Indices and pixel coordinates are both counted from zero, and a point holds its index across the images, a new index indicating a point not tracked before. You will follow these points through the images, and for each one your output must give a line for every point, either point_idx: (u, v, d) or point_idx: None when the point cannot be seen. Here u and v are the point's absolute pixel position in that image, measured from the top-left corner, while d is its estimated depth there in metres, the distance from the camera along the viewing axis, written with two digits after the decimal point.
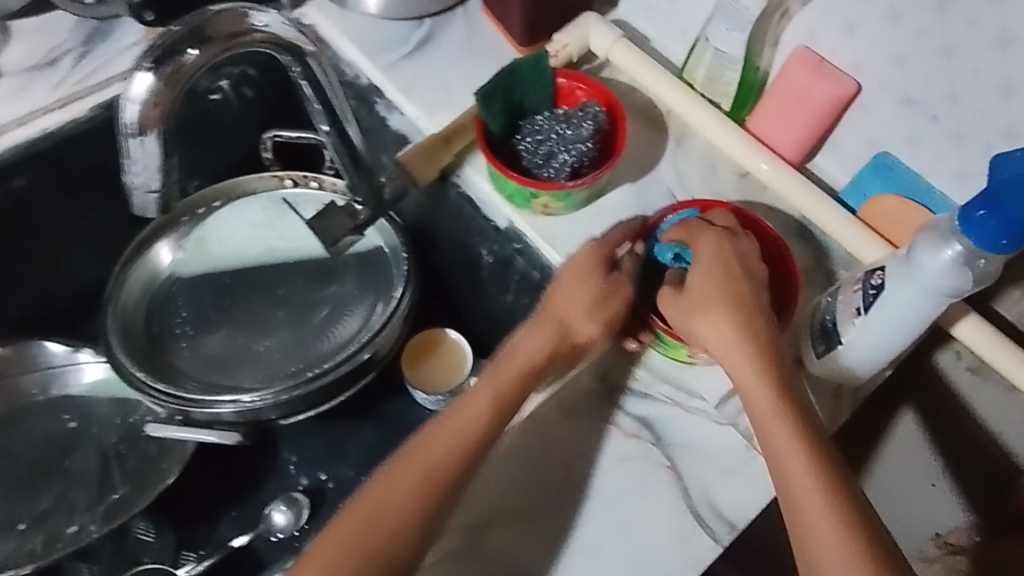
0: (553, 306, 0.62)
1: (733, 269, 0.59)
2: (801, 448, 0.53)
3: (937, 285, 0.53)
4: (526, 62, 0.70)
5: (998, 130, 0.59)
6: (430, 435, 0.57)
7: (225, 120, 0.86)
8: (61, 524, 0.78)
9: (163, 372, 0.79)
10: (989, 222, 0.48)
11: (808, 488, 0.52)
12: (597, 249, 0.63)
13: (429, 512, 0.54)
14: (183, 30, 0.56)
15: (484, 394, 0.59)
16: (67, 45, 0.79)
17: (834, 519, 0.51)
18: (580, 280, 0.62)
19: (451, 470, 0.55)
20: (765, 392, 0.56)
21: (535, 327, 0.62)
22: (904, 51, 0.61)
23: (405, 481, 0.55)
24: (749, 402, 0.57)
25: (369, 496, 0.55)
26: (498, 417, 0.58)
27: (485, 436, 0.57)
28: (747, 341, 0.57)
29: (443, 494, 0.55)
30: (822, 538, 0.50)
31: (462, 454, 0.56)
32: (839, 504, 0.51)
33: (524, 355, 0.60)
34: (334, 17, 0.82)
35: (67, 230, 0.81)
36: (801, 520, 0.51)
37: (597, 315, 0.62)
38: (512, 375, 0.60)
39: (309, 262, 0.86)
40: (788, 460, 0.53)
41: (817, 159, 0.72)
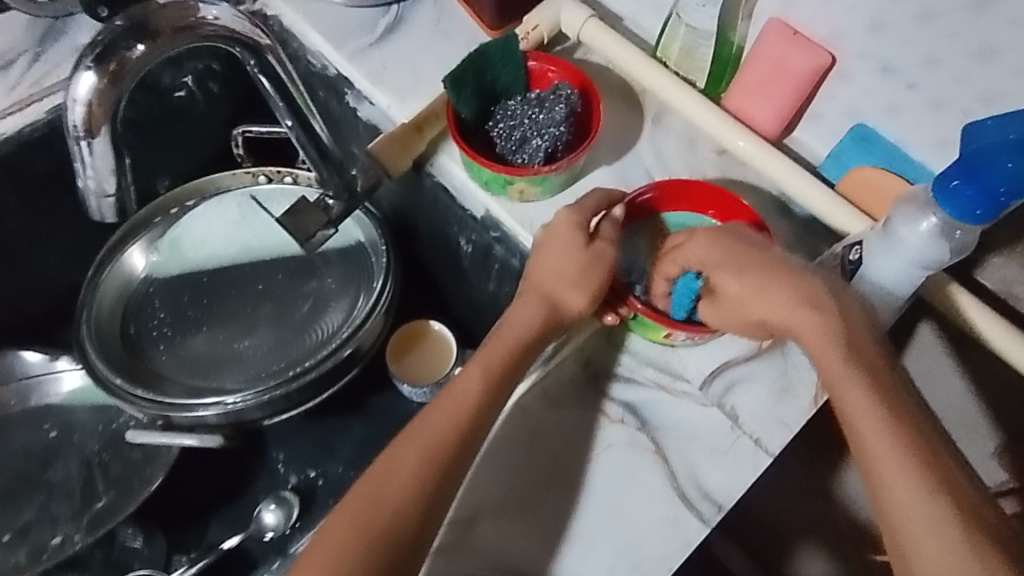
0: (540, 279, 0.61)
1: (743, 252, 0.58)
2: (881, 414, 0.50)
3: (916, 258, 0.52)
4: (496, 45, 0.68)
5: (976, 96, 0.58)
6: (425, 415, 0.56)
7: (191, 116, 0.84)
8: (45, 536, 0.76)
9: (143, 378, 0.77)
10: (965, 191, 0.47)
11: (889, 458, 0.48)
12: (574, 216, 0.62)
13: (431, 493, 0.53)
14: (124, 24, 0.54)
15: (473, 372, 0.58)
16: (21, 46, 0.77)
17: (919, 488, 0.47)
18: (561, 248, 0.61)
19: (451, 448, 0.54)
20: (838, 357, 0.52)
21: (523, 301, 0.61)
22: (879, 19, 0.60)
23: (404, 462, 0.53)
24: (822, 369, 0.53)
25: (371, 480, 0.53)
26: (490, 395, 0.57)
27: (480, 410, 0.56)
28: (803, 300, 0.54)
29: (443, 472, 0.53)
30: (900, 503, 0.48)
31: (457, 430, 0.55)
32: (921, 467, 0.48)
33: (516, 329, 0.60)
34: (299, 5, 0.80)
35: (35, 236, 0.80)
36: (885, 491, 0.48)
37: (582, 287, 0.60)
38: (502, 353, 0.59)
39: (288, 259, 0.85)
40: (867, 429, 0.50)
41: (795, 133, 0.72)
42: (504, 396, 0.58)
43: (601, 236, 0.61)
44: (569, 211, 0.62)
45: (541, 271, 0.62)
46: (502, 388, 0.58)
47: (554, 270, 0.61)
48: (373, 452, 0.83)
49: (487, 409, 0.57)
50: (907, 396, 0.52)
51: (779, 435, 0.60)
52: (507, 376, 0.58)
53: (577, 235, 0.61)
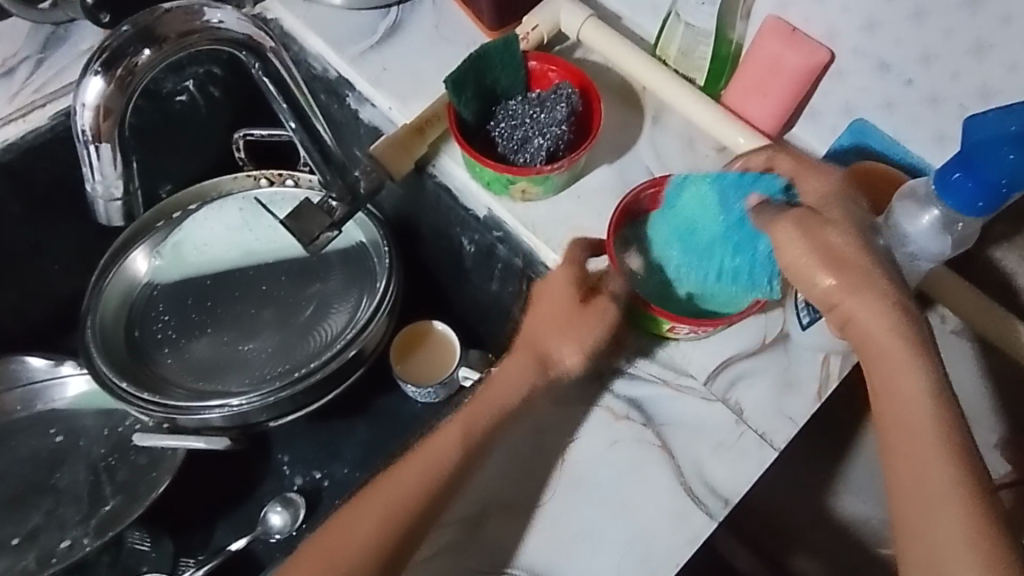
0: (532, 338, 0.65)
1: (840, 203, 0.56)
2: (930, 418, 0.49)
3: (917, 250, 0.53)
4: (496, 46, 0.69)
5: (973, 90, 0.58)
6: (403, 464, 0.59)
7: (192, 121, 0.85)
8: (53, 540, 0.77)
9: (148, 381, 0.77)
10: (965, 184, 0.48)
11: (930, 465, 0.48)
12: (567, 271, 0.64)
13: (395, 541, 0.55)
14: (130, 30, 0.54)
15: (454, 426, 0.60)
16: (22, 53, 0.77)
17: (953, 498, 0.47)
18: (555, 307, 0.65)
19: (418, 500, 0.57)
20: (901, 354, 0.50)
21: (516, 357, 0.64)
22: (875, 16, 0.61)
23: (370, 509, 0.56)
24: (879, 368, 0.51)
25: (335, 523, 0.57)
26: (466, 452, 0.59)
27: (455, 466, 0.58)
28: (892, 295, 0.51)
29: (407, 523, 0.56)
30: (934, 508, 0.47)
31: (431, 483, 0.57)
32: (962, 478, 0.48)
33: (503, 385, 0.62)
34: (298, 9, 0.80)
35: (39, 242, 0.80)
36: (915, 496, 0.48)
37: (573, 342, 0.63)
38: (483, 410, 0.61)
39: (291, 261, 0.85)
40: (913, 431, 0.49)
41: (794, 130, 0.72)
42: (480, 454, 0.60)
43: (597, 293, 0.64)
44: (562, 267, 0.65)
45: (535, 329, 0.65)
46: (480, 444, 0.60)
47: (550, 321, 0.64)
48: (378, 454, 0.83)
49: (462, 463, 0.59)
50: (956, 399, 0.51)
51: (784, 429, 0.60)
52: (486, 433, 0.60)
53: (570, 291, 0.64)
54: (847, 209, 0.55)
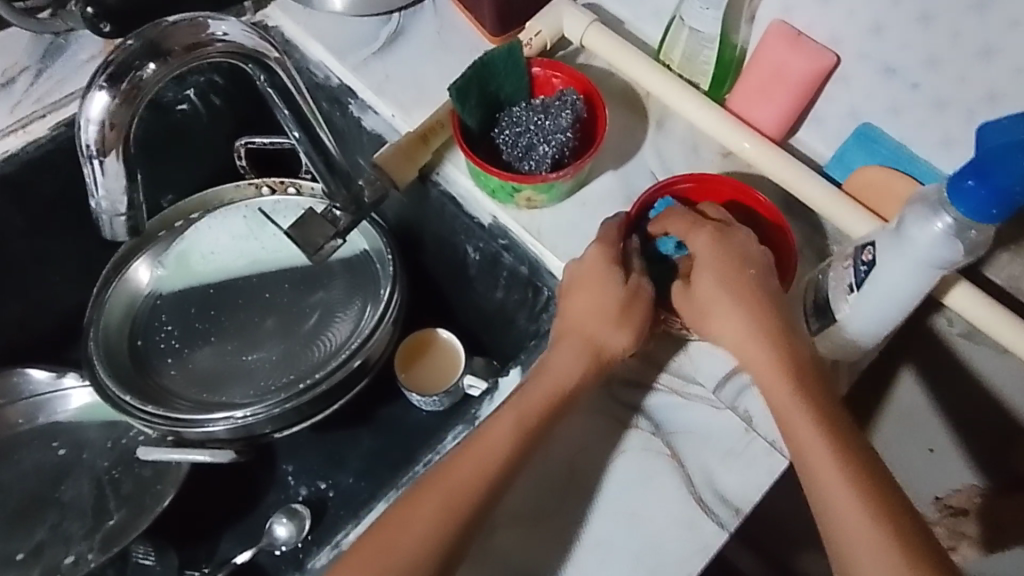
0: (580, 326, 0.60)
1: (735, 245, 0.60)
2: (841, 468, 0.53)
3: (925, 258, 0.52)
4: (500, 52, 0.68)
5: (980, 94, 0.58)
6: (455, 459, 0.55)
7: (194, 130, 0.84)
8: (57, 555, 0.76)
9: (152, 394, 0.77)
10: (978, 191, 0.47)
11: (849, 511, 0.51)
12: (603, 251, 0.62)
13: (449, 543, 0.52)
14: (136, 44, 0.54)
15: (507, 418, 0.57)
16: (22, 63, 0.76)
17: (878, 541, 0.50)
18: (598, 287, 0.60)
19: (471, 500, 0.54)
20: (799, 407, 0.55)
21: (567, 350, 0.60)
22: (881, 20, 0.60)
23: (422, 509, 0.53)
24: (785, 422, 0.56)
25: (384, 527, 0.53)
26: (519, 449, 0.56)
27: (512, 463, 0.55)
28: (766, 344, 0.58)
29: (460, 524, 0.53)
30: (844, 521, 0.51)
31: (488, 482, 0.54)
32: (862, 486, 0.52)
33: (558, 376, 0.59)
34: (299, 17, 0.80)
35: (41, 254, 0.79)
36: (842, 547, 0.51)
37: (625, 325, 0.60)
38: (539, 401, 0.58)
39: (294, 270, 0.85)
40: (808, 453, 0.54)
41: (799, 134, 0.71)
42: (532, 451, 0.57)
43: (634, 270, 0.61)
44: (597, 246, 0.62)
45: (580, 314, 0.61)
46: (531, 439, 0.57)
47: (592, 309, 0.60)
48: (384, 463, 0.83)
49: (515, 460, 0.56)
50: (841, 416, 0.55)
51: None
52: (539, 427, 0.57)
53: (612, 273, 0.60)
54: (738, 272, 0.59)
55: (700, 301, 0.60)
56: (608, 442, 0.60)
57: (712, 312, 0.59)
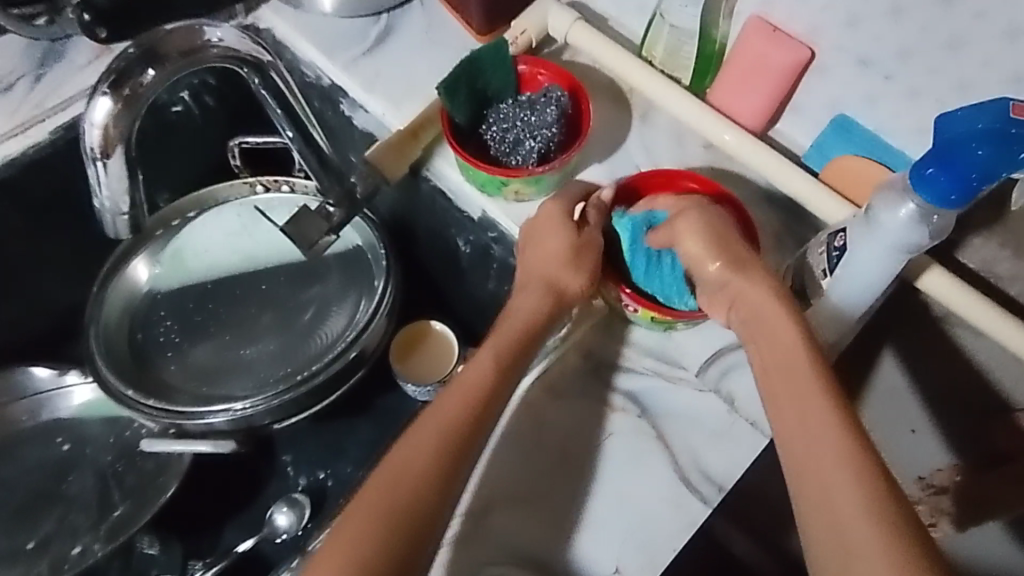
0: (537, 271, 0.64)
1: (714, 215, 0.62)
2: (835, 417, 0.50)
3: (892, 239, 0.54)
4: (485, 50, 0.70)
5: (949, 85, 0.60)
6: (441, 401, 0.56)
7: (188, 130, 0.86)
8: (65, 547, 0.78)
9: (152, 388, 0.79)
10: (939, 179, 0.50)
11: (836, 444, 0.49)
12: (560, 204, 0.66)
13: (452, 470, 0.53)
14: (135, 51, 0.58)
15: (486, 358, 0.59)
16: (20, 69, 0.78)
17: (868, 494, 0.46)
18: (551, 233, 0.65)
19: (467, 428, 0.55)
20: (800, 354, 0.54)
21: (526, 292, 0.63)
22: (853, 15, 0.63)
23: (420, 446, 0.53)
24: (782, 364, 0.54)
25: (390, 462, 0.53)
26: (501, 381, 0.58)
27: (496, 397, 0.57)
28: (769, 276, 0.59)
29: (459, 448, 0.54)
30: (830, 450, 0.48)
31: (474, 416, 0.55)
32: (849, 424, 0.50)
33: (524, 314, 0.62)
34: (290, 18, 0.81)
35: (42, 255, 0.81)
36: (823, 496, 0.47)
37: (576, 266, 0.63)
38: (512, 337, 0.60)
39: (289, 264, 0.86)
40: (802, 384, 0.52)
41: (779, 126, 0.74)
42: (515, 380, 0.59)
43: (589, 224, 0.65)
44: (553, 202, 0.66)
45: (535, 263, 0.64)
46: (511, 372, 0.59)
47: (550, 257, 0.64)
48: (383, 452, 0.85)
49: (502, 389, 0.58)
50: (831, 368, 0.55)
51: None
52: (515, 361, 0.60)
53: (563, 223, 0.65)
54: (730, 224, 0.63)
55: (700, 245, 0.61)
56: (594, 422, 0.63)
57: (716, 252, 0.61)
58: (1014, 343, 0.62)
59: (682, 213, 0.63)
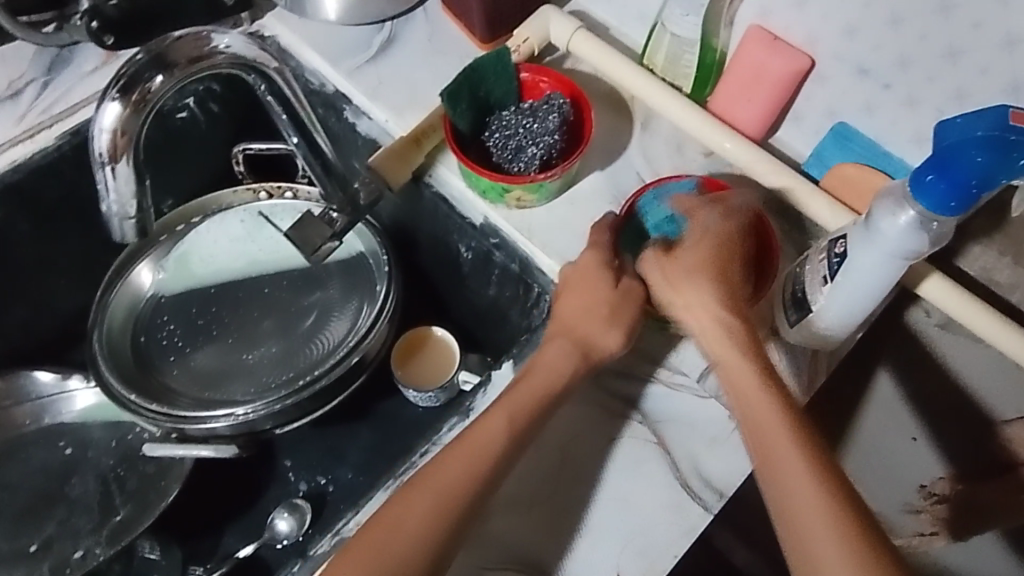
0: (570, 325, 0.63)
1: (716, 239, 0.63)
2: (796, 447, 0.55)
3: (896, 248, 0.54)
4: (488, 58, 0.71)
5: (948, 94, 0.61)
6: (447, 456, 0.57)
7: (193, 136, 0.86)
8: (67, 550, 0.78)
9: (154, 391, 0.79)
10: (938, 185, 0.50)
11: (796, 471, 0.54)
12: (597, 255, 0.65)
13: (440, 543, 0.54)
14: (145, 57, 0.58)
15: (497, 415, 0.59)
16: (28, 75, 0.79)
17: (831, 517, 0.51)
18: (591, 287, 0.64)
19: (467, 493, 0.55)
20: (757, 387, 0.58)
21: (552, 345, 0.63)
22: (852, 24, 0.63)
23: (416, 506, 0.55)
24: (742, 397, 0.58)
25: (381, 520, 0.55)
26: (510, 445, 0.58)
27: (501, 458, 0.57)
28: (709, 311, 0.61)
29: (454, 519, 0.55)
30: (792, 480, 0.53)
31: (478, 479, 0.56)
32: (809, 451, 0.55)
33: (546, 371, 0.61)
34: (294, 26, 0.82)
35: (48, 259, 0.82)
36: (800, 529, 0.52)
37: (614, 325, 0.63)
38: (529, 398, 0.60)
39: (292, 271, 0.87)
40: (761, 413, 0.57)
41: (778, 134, 0.74)
42: (525, 440, 0.59)
43: (626, 275, 0.65)
44: (595, 250, 0.65)
45: (570, 314, 0.64)
46: (523, 432, 0.59)
47: (586, 311, 0.63)
48: (384, 458, 0.85)
49: (509, 453, 0.58)
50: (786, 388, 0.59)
51: None
52: (529, 423, 0.59)
53: (603, 277, 0.64)
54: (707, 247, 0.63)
55: (684, 265, 0.63)
56: (593, 431, 0.63)
57: (697, 276, 0.62)
58: (1012, 351, 0.62)
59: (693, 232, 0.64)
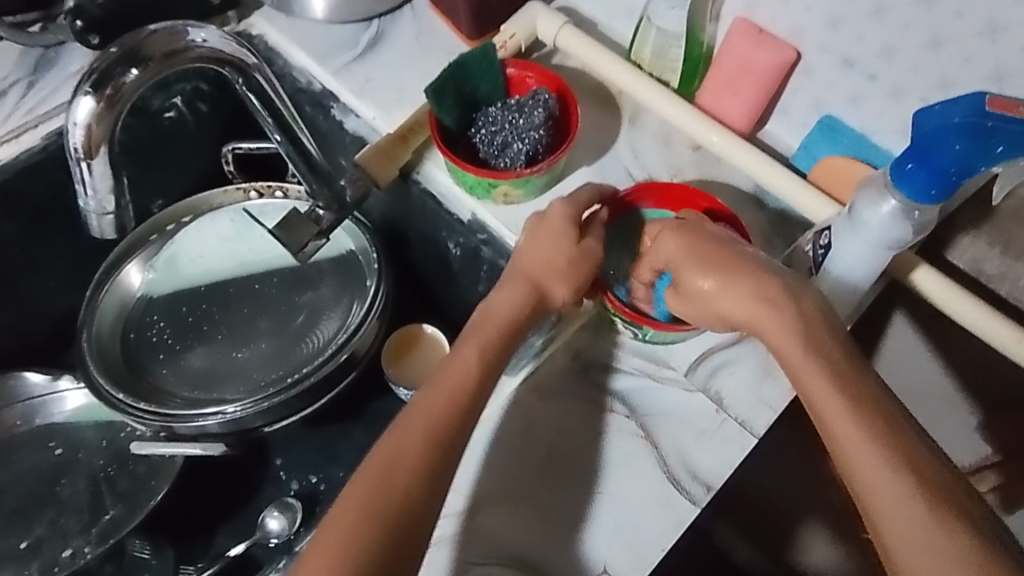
0: (525, 266, 0.63)
1: (706, 237, 0.61)
2: (869, 435, 0.50)
3: (877, 236, 0.55)
4: (473, 53, 0.71)
5: (933, 83, 0.61)
6: (428, 395, 0.57)
7: (180, 136, 0.86)
8: (55, 550, 0.78)
9: (144, 392, 0.79)
10: (919, 173, 0.51)
11: (869, 464, 0.49)
12: (564, 209, 0.64)
13: (435, 470, 0.54)
14: (118, 51, 0.58)
15: (469, 351, 0.59)
16: (13, 76, 0.79)
17: (912, 509, 0.47)
18: (552, 238, 0.63)
19: (452, 424, 0.56)
20: (816, 373, 0.53)
21: (508, 285, 0.63)
22: (836, 14, 0.63)
23: (408, 441, 0.54)
24: (801, 383, 0.54)
25: (377, 459, 0.54)
26: (483, 377, 0.58)
27: (479, 388, 0.58)
28: (757, 296, 0.57)
29: (444, 448, 0.55)
30: (868, 472, 0.49)
31: (457, 413, 0.56)
32: (883, 438, 0.50)
33: (504, 310, 0.61)
34: (282, 24, 0.82)
35: (35, 261, 0.82)
36: (881, 523, 0.48)
37: (568, 277, 0.63)
38: (494, 333, 0.60)
39: (282, 271, 0.87)
40: (825, 402, 0.52)
41: (767, 127, 0.74)
42: (500, 370, 0.60)
43: (591, 234, 0.64)
44: (563, 203, 0.65)
45: (528, 259, 0.63)
46: (495, 365, 0.59)
47: (546, 259, 0.63)
48: None
49: (484, 383, 0.58)
50: (855, 367, 0.54)
51: (764, 416, 0.62)
52: (502, 353, 0.60)
53: (568, 229, 0.63)
54: (713, 242, 0.60)
55: (689, 257, 0.60)
56: (578, 423, 0.63)
57: (710, 264, 0.59)
58: (1003, 343, 0.61)
59: (687, 249, 0.61)
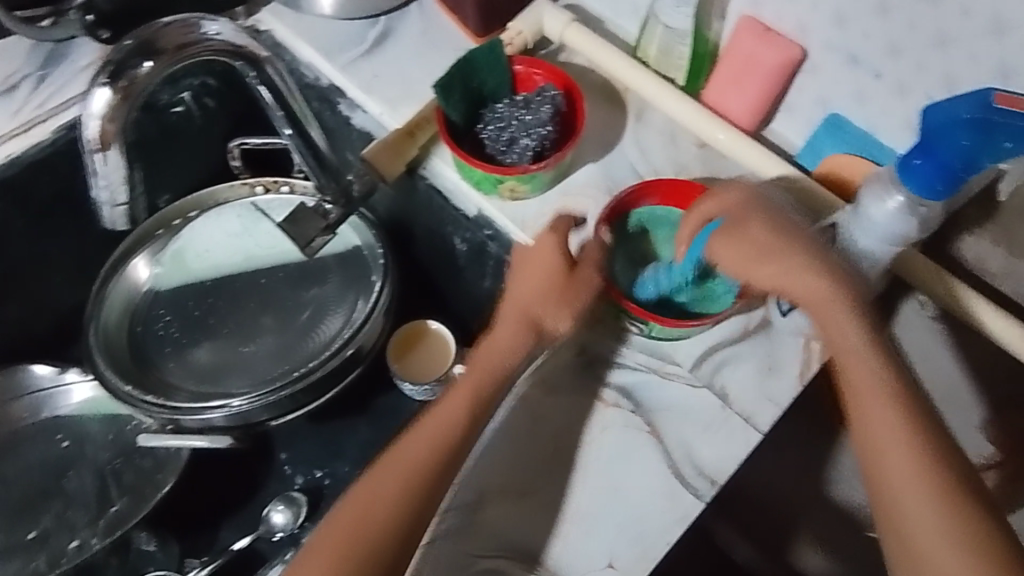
0: (517, 303, 0.65)
1: (748, 211, 0.61)
2: (896, 415, 0.52)
3: (883, 233, 0.56)
4: (480, 49, 0.71)
5: (938, 80, 0.61)
6: (413, 434, 0.59)
7: (188, 131, 0.86)
8: (63, 541, 0.79)
9: (151, 386, 0.79)
10: (925, 169, 0.52)
11: (892, 441, 0.51)
12: (555, 239, 0.65)
13: (411, 514, 0.55)
14: (132, 44, 0.59)
15: (456, 395, 0.61)
16: (23, 71, 0.79)
17: (927, 490, 0.49)
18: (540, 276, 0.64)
19: (433, 466, 0.57)
20: (860, 349, 0.55)
21: (502, 322, 0.64)
22: (842, 12, 0.63)
23: (387, 481, 0.56)
24: (842, 358, 0.56)
25: (357, 498, 0.56)
26: (475, 412, 0.60)
27: (462, 434, 0.59)
28: (808, 269, 0.57)
29: (425, 489, 0.56)
30: (891, 449, 0.51)
31: (438, 457, 0.58)
32: (910, 419, 0.52)
33: (494, 349, 0.63)
34: (289, 20, 0.83)
35: (43, 255, 0.82)
36: (892, 500, 0.50)
37: (560, 306, 0.64)
38: (482, 375, 0.62)
39: (288, 266, 0.87)
40: (863, 378, 0.54)
41: (772, 125, 0.74)
42: (485, 413, 0.61)
43: (584, 261, 0.65)
44: (552, 234, 0.65)
45: (522, 293, 0.65)
46: (480, 410, 0.61)
47: (537, 293, 0.64)
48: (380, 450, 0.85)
49: (468, 428, 0.60)
50: (896, 352, 0.56)
51: (768, 412, 0.63)
52: (487, 398, 0.61)
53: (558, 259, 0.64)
54: (765, 214, 0.60)
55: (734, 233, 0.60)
56: (583, 419, 0.63)
57: (757, 245, 0.59)
58: (1006, 341, 0.62)
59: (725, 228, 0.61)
